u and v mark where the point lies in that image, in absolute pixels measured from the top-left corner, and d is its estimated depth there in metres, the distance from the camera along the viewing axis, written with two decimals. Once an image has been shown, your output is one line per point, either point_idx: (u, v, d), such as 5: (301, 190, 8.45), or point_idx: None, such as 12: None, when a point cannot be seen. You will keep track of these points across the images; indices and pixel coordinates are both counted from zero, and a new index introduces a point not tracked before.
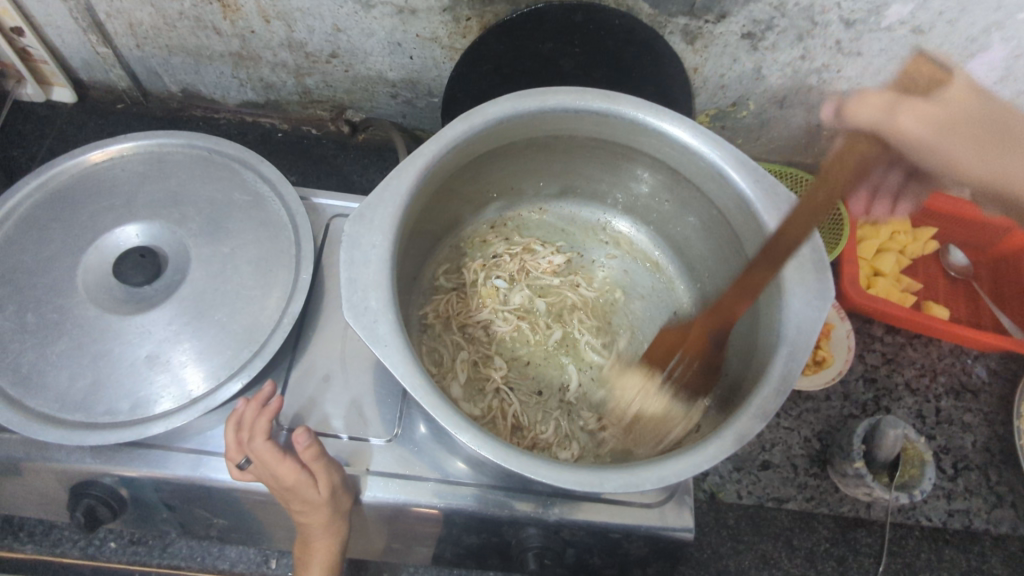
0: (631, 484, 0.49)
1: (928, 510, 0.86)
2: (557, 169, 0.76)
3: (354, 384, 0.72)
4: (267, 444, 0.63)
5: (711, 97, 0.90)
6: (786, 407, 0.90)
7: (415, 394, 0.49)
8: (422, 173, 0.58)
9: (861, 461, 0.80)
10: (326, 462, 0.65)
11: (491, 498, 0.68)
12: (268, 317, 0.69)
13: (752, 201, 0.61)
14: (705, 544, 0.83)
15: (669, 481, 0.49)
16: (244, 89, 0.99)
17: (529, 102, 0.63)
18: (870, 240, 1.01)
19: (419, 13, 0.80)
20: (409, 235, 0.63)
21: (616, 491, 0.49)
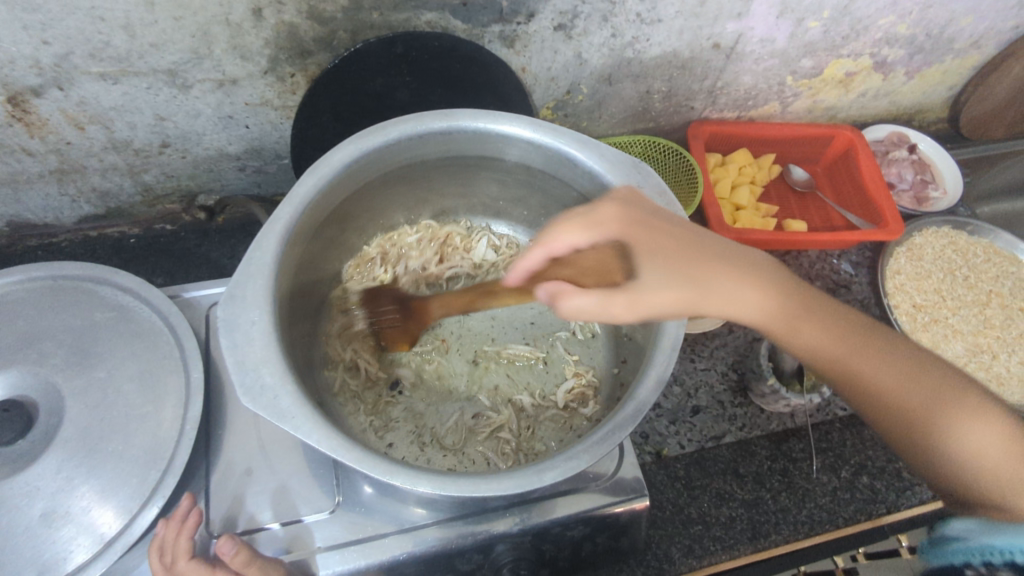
0: (571, 467, 0.51)
1: (841, 402, 0.96)
2: (421, 195, 0.77)
3: (282, 468, 0.69)
4: (192, 564, 0.59)
5: (546, 90, 0.95)
6: (697, 351, 0.97)
7: (338, 456, 0.48)
8: (283, 236, 0.58)
9: (772, 377, 0.88)
10: (264, 561, 0.61)
11: (451, 531, 0.68)
12: (169, 429, 0.65)
13: (603, 175, 0.65)
14: (665, 500, 0.85)
15: (601, 453, 0.52)
16: (77, 204, 0.93)
17: (370, 140, 0.64)
18: (724, 180, 1.10)
19: (241, 82, 0.79)
20: (291, 300, 0.61)
21: (558, 478, 0.51)
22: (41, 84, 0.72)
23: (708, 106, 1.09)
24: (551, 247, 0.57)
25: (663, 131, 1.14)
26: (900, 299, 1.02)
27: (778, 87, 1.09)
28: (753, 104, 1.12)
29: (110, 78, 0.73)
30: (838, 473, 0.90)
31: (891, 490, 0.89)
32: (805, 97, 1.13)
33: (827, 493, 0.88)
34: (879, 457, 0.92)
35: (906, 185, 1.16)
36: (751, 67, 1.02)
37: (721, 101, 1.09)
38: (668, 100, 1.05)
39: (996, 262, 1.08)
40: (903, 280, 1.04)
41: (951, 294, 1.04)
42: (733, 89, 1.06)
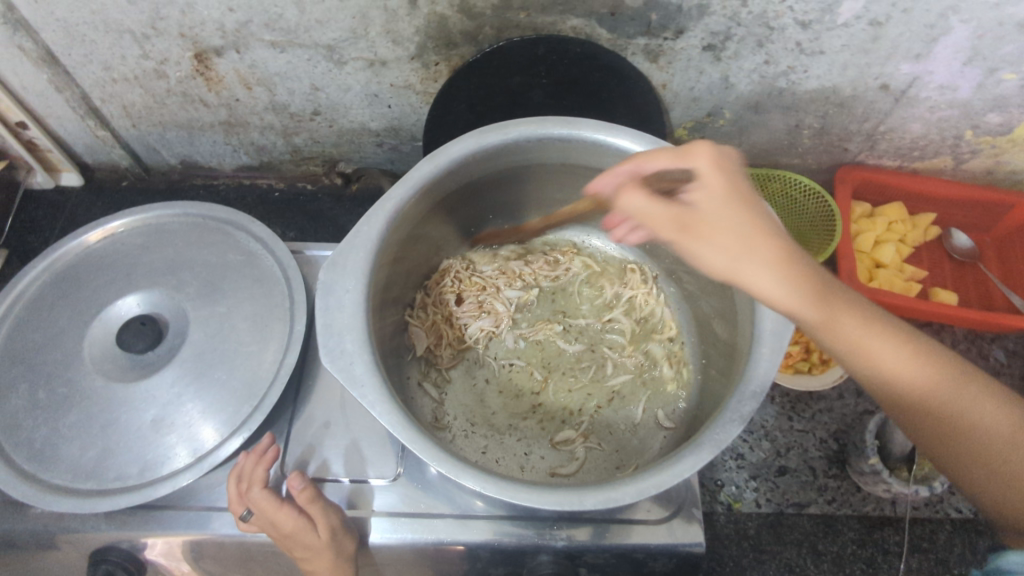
0: (611, 499, 0.49)
1: (957, 502, 0.84)
2: (533, 198, 0.77)
3: (355, 427, 0.73)
4: (265, 493, 0.64)
5: (685, 110, 0.92)
6: (798, 409, 0.89)
7: (393, 430, 0.50)
8: (391, 216, 0.61)
9: (876, 456, 0.79)
10: (325, 506, 0.66)
11: (499, 528, 0.68)
12: (267, 370, 0.71)
13: None
14: (727, 556, 0.80)
15: (649, 492, 0.49)
16: (237, 153, 1.04)
17: (491, 137, 0.65)
18: (868, 232, 1.00)
19: (390, 64, 0.84)
20: (388, 276, 0.64)
21: (598, 507, 0.49)
22: (222, 46, 0.81)
23: (864, 151, 0.99)
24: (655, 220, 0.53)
25: (808, 169, 1.06)
26: None
27: (953, 141, 0.97)
28: (918, 155, 1.00)
29: (279, 47, 0.81)
30: None
31: None
32: (986, 156, 1.00)
33: None
34: None
35: None
36: (923, 115, 0.91)
37: (881, 147, 0.99)
38: (819, 137, 0.97)
39: None
40: None
41: None
42: (897, 136, 0.96)
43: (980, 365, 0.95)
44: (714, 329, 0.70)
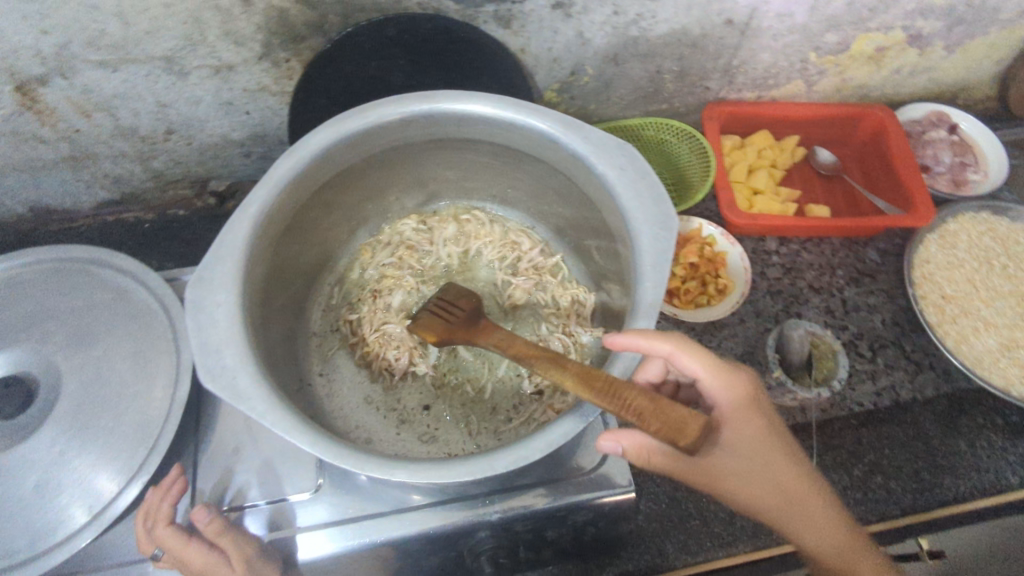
0: (520, 458, 0.49)
1: (858, 397, 0.91)
2: (410, 180, 0.76)
3: (266, 447, 0.70)
4: (171, 531, 0.61)
5: (549, 72, 0.93)
6: (705, 341, 0.94)
7: (289, 438, 0.48)
8: (257, 221, 0.58)
9: (779, 369, 0.83)
10: (235, 539, 0.63)
11: (431, 517, 0.67)
12: (158, 407, 0.67)
13: (585, 156, 0.62)
14: (660, 492, 0.82)
15: (556, 443, 0.49)
16: (93, 189, 0.96)
17: (349, 124, 0.63)
18: (741, 163, 1.05)
19: (237, 68, 0.80)
20: (267, 283, 0.61)
21: (510, 467, 0.49)
22: (45, 73, 0.74)
23: (724, 87, 1.04)
24: (623, 396, 0.49)
25: (678, 113, 1.10)
26: (927, 289, 0.95)
27: (800, 65, 1.03)
28: (773, 83, 1.06)
29: (110, 66, 0.75)
30: (849, 471, 0.86)
31: (904, 491, 0.85)
32: (832, 75, 1.07)
33: (836, 492, 0.84)
34: (895, 457, 0.87)
35: (943, 168, 1.08)
36: (769, 44, 0.96)
37: (739, 80, 1.04)
38: (681, 80, 1.00)
39: None
40: (931, 270, 0.96)
41: (985, 285, 0.96)
42: (750, 68, 1.01)
43: (858, 267, 1.02)
44: (611, 272, 0.69)
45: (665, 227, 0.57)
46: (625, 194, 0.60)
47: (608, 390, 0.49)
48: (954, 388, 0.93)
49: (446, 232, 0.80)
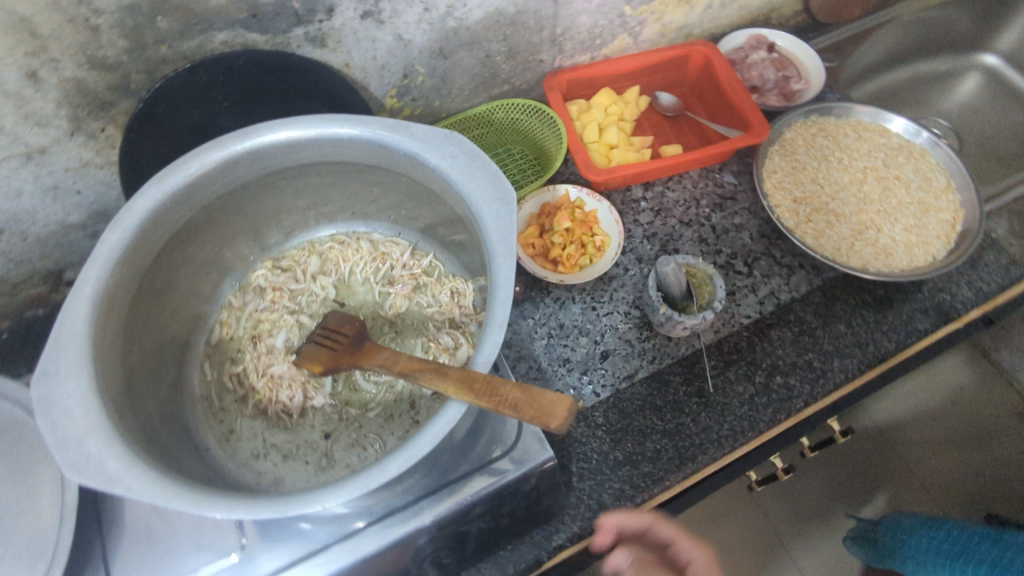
0: (411, 455, 0.49)
1: (744, 310, 0.97)
2: (261, 218, 0.75)
3: (180, 524, 0.68)
4: None
5: (381, 80, 0.93)
6: (598, 297, 0.97)
7: (170, 505, 0.47)
8: (94, 299, 0.56)
9: (664, 305, 0.88)
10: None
11: (366, 540, 0.68)
12: (50, 517, 0.63)
13: (416, 153, 0.64)
14: (589, 452, 0.85)
15: (442, 432, 0.49)
16: None
17: (172, 179, 0.62)
18: (591, 124, 1.08)
19: (50, 149, 0.76)
20: (127, 359, 0.59)
21: (400, 469, 0.48)
22: None
23: (556, 56, 1.08)
24: (494, 389, 0.51)
25: (523, 90, 1.13)
26: (779, 198, 1.03)
27: (620, 20, 1.08)
28: (601, 42, 1.11)
29: None
30: (753, 380, 0.91)
31: (804, 383, 0.91)
32: (652, 23, 1.12)
33: (745, 402, 0.89)
34: (788, 355, 0.94)
35: (770, 85, 1.17)
36: (584, 7, 1.01)
37: (568, 47, 1.08)
38: (513, 59, 1.03)
39: (866, 137, 1.09)
40: (779, 179, 1.05)
41: (827, 180, 1.05)
42: (574, 33, 1.05)
43: (719, 192, 1.09)
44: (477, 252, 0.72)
45: (504, 202, 0.60)
46: (461, 180, 0.62)
47: (487, 389, 0.51)
48: (825, 279, 1.01)
49: (314, 260, 0.79)
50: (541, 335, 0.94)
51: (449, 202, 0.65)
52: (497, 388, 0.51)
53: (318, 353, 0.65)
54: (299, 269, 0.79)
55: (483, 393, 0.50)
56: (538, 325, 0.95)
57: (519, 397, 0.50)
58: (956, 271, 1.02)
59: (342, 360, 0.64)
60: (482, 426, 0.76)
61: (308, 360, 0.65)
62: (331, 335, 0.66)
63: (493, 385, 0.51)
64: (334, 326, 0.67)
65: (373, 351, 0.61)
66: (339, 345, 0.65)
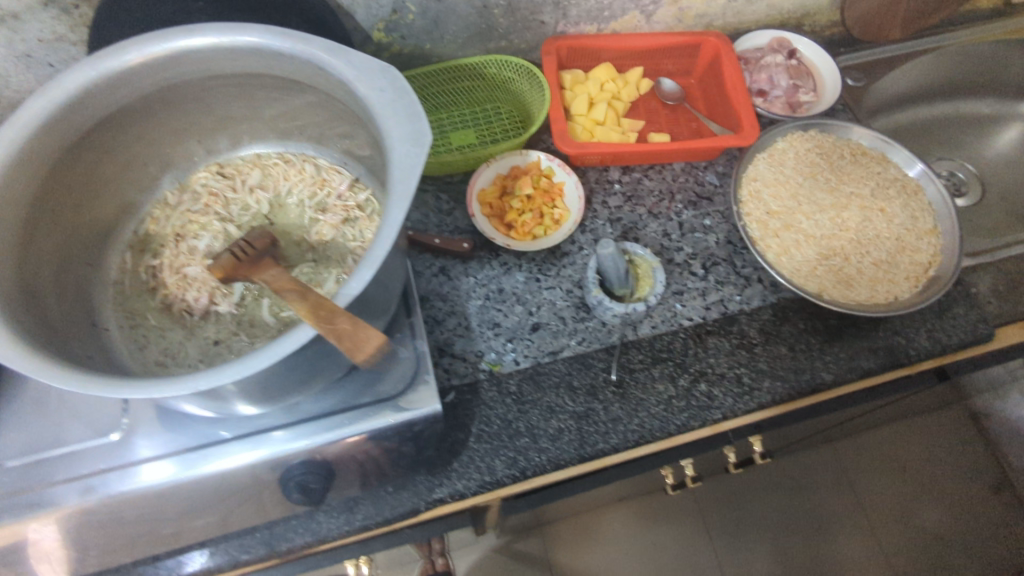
0: (246, 368, 0.51)
1: (688, 312, 0.95)
2: (207, 121, 0.76)
3: (73, 397, 0.71)
4: None
5: (369, 10, 0.92)
6: (544, 270, 0.96)
7: (14, 365, 0.49)
8: (5, 161, 0.57)
9: (598, 289, 0.87)
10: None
11: (254, 445, 0.69)
12: None
13: (348, 81, 0.63)
14: (492, 416, 0.85)
15: (278, 353, 0.51)
16: None
17: (109, 62, 0.62)
18: (581, 95, 1.05)
19: (22, 16, 0.77)
20: (34, 227, 0.61)
21: (231, 379, 0.51)
22: None
23: (559, 20, 1.05)
24: (329, 312, 0.50)
25: (522, 50, 1.10)
26: (752, 207, 1.00)
27: None
28: (609, 15, 1.07)
29: None
30: (675, 382, 0.90)
31: (727, 396, 0.89)
32: (667, 4, 1.08)
33: (661, 402, 0.88)
34: (720, 364, 0.92)
35: (779, 92, 1.12)
36: None
37: (573, 13, 1.04)
38: (512, 15, 1.01)
39: (862, 163, 1.04)
40: (758, 187, 1.01)
41: (808, 199, 1.01)
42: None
43: (696, 191, 1.06)
44: None
45: (417, 143, 0.59)
46: (382, 115, 0.61)
47: (325, 316, 0.50)
48: (779, 299, 0.98)
49: (255, 174, 0.80)
50: (478, 295, 0.94)
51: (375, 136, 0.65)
52: (331, 314, 0.50)
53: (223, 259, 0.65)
54: (240, 178, 0.79)
55: (317, 314, 0.50)
56: (478, 285, 0.95)
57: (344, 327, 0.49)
58: (921, 317, 0.98)
59: (241, 270, 0.64)
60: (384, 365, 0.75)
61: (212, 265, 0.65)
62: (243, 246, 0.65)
63: (329, 309, 0.50)
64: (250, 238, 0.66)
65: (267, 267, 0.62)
66: (245, 256, 0.64)
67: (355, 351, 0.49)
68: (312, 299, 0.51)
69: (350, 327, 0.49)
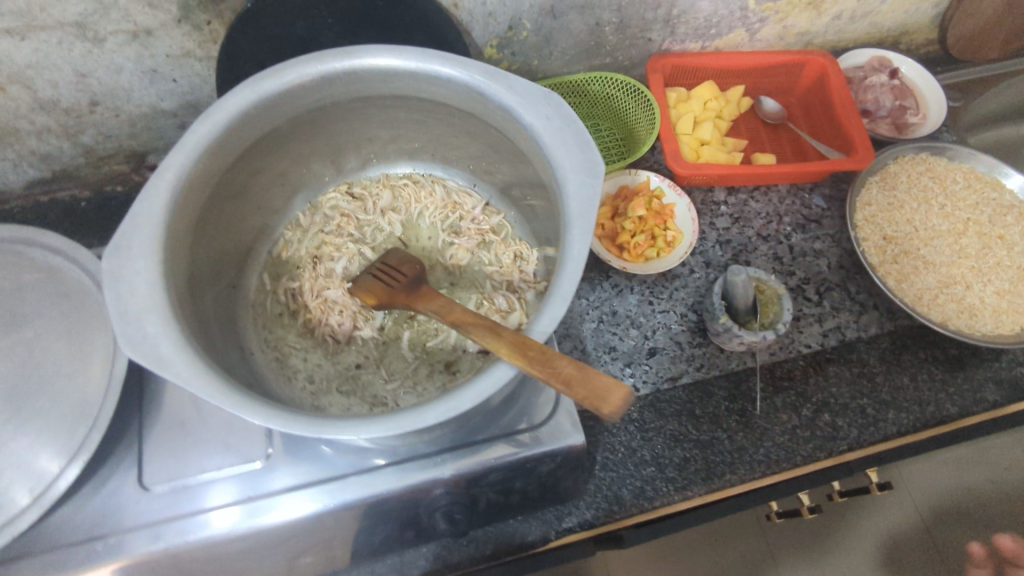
0: (452, 409, 0.48)
1: (805, 339, 0.93)
2: (341, 142, 0.74)
3: (214, 419, 0.70)
4: None
5: (485, 28, 0.90)
6: (657, 292, 0.95)
7: (207, 398, 0.48)
8: (174, 187, 0.56)
9: (725, 315, 0.85)
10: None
11: (386, 478, 0.68)
12: (96, 385, 0.66)
13: (512, 107, 0.61)
14: (617, 443, 0.84)
15: (487, 392, 0.49)
16: (22, 168, 0.92)
17: (266, 84, 0.61)
18: (686, 115, 1.04)
19: (155, 32, 0.76)
20: (193, 252, 0.60)
21: (440, 419, 0.48)
22: None
23: (667, 38, 1.03)
24: (552, 359, 0.49)
25: (624, 67, 1.08)
26: (869, 231, 0.99)
27: (741, 13, 1.02)
28: (715, 33, 1.05)
29: (17, 34, 0.72)
30: (799, 412, 0.87)
31: (853, 427, 0.87)
32: (773, 23, 1.06)
33: (786, 432, 0.86)
34: (842, 394, 0.89)
35: (884, 112, 1.10)
36: None
37: (681, 31, 1.02)
38: (622, 32, 0.98)
39: (975, 188, 1.02)
40: (873, 212, 1.00)
41: (923, 225, 1.00)
42: (691, 17, 0.99)
43: (803, 213, 1.03)
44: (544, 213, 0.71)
45: (591, 174, 0.57)
46: (552, 144, 0.59)
47: (542, 358, 0.49)
48: (897, 326, 0.95)
49: (387, 195, 0.79)
50: (592, 317, 0.92)
51: (535, 163, 0.63)
52: (553, 361, 0.49)
53: (374, 284, 0.64)
54: (371, 199, 0.79)
55: (540, 361, 0.49)
56: (591, 307, 0.93)
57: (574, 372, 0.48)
58: None
59: (399, 297, 0.62)
60: (517, 395, 0.74)
61: (362, 292, 0.64)
62: (393, 270, 0.65)
63: (550, 354, 0.49)
64: (399, 261, 0.65)
65: (429, 296, 0.60)
66: (401, 282, 0.64)
67: (588, 398, 0.47)
68: (525, 343, 0.50)
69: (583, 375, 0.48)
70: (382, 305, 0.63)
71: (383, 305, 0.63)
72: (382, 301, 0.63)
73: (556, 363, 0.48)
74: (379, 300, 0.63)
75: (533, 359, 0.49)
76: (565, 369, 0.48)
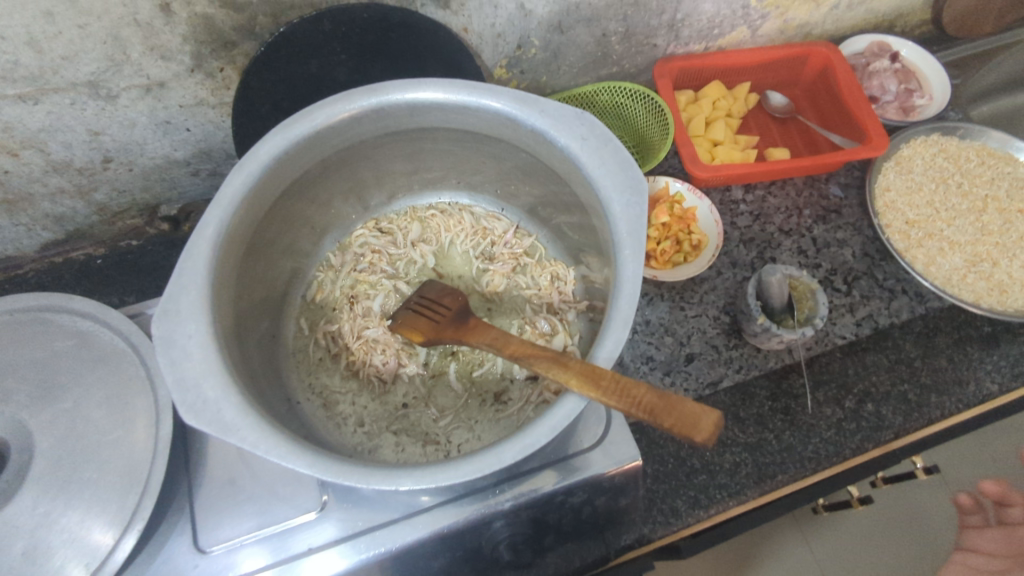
0: (528, 447, 0.48)
1: (839, 330, 0.93)
2: (367, 178, 0.74)
3: (263, 472, 0.68)
4: None
5: (495, 49, 0.90)
6: (687, 297, 0.94)
7: (278, 459, 0.47)
8: (215, 243, 0.55)
9: (763, 316, 0.84)
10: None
11: (445, 514, 0.66)
12: (143, 449, 0.64)
13: (545, 131, 0.61)
14: (666, 455, 0.82)
15: (561, 426, 0.48)
16: (35, 232, 0.91)
17: (296, 129, 0.60)
18: (697, 117, 1.04)
19: (169, 84, 0.75)
20: (237, 306, 0.59)
21: (517, 458, 0.48)
22: None
23: (671, 42, 1.03)
24: (630, 389, 0.48)
25: (629, 74, 1.08)
26: (891, 218, 0.98)
27: (742, 11, 1.02)
28: (718, 33, 1.06)
29: (30, 99, 0.71)
30: (842, 404, 0.87)
31: (897, 415, 0.86)
32: (774, 18, 1.07)
33: (832, 426, 0.85)
34: (882, 383, 0.89)
35: (890, 97, 1.10)
36: None
37: (685, 34, 1.03)
38: (627, 41, 0.99)
39: (990, 164, 1.03)
40: (893, 198, 0.99)
41: (944, 206, 1.00)
42: (694, 20, 1.00)
43: (822, 204, 1.03)
44: (576, 233, 0.71)
45: (635, 192, 0.57)
46: (590, 164, 0.59)
47: (617, 388, 0.49)
48: (928, 309, 0.95)
49: (416, 228, 0.79)
50: None
51: (571, 184, 0.63)
52: (632, 391, 0.48)
53: (417, 320, 0.63)
54: (402, 233, 0.79)
55: (619, 391, 0.48)
56: None
57: (658, 400, 0.48)
58: None
59: (446, 331, 0.61)
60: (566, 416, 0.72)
61: (406, 329, 0.63)
62: (435, 303, 0.64)
63: (628, 384, 0.49)
64: (439, 293, 0.65)
65: (480, 329, 0.59)
66: (445, 315, 0.63)
67: (677, 426, 0.47)
68: (598, 373, 0.49)
69: (667, 402, 0.48)
70: (429, 341, 0.62)
71: (430, 340, 0.62)
72: (429, 337, 0.62)
73: (636, 392, 0.48)
74: (425, 335, 0.62)
75: (610, 389, 0.49)
76: (648, 399, 0.48)
